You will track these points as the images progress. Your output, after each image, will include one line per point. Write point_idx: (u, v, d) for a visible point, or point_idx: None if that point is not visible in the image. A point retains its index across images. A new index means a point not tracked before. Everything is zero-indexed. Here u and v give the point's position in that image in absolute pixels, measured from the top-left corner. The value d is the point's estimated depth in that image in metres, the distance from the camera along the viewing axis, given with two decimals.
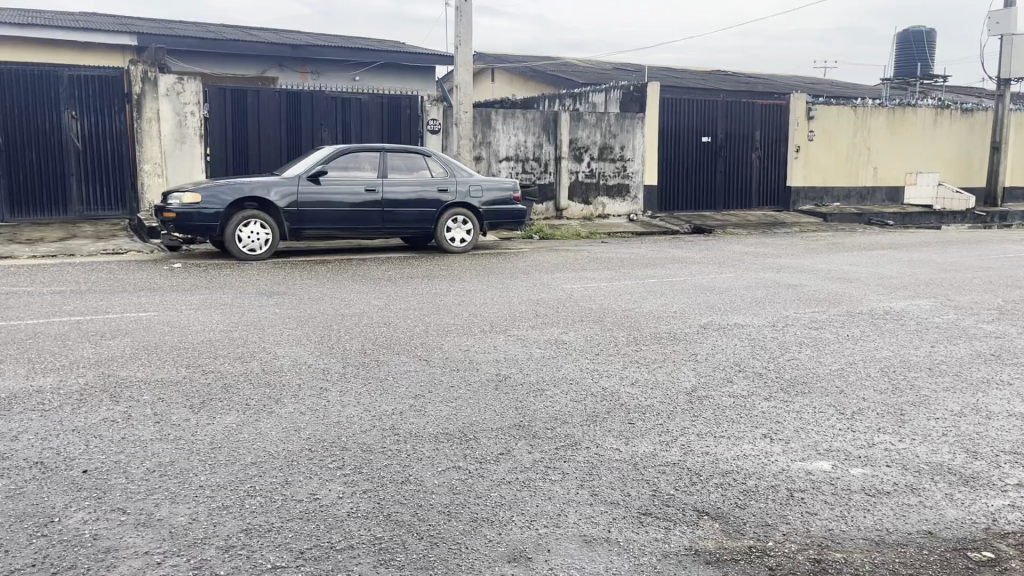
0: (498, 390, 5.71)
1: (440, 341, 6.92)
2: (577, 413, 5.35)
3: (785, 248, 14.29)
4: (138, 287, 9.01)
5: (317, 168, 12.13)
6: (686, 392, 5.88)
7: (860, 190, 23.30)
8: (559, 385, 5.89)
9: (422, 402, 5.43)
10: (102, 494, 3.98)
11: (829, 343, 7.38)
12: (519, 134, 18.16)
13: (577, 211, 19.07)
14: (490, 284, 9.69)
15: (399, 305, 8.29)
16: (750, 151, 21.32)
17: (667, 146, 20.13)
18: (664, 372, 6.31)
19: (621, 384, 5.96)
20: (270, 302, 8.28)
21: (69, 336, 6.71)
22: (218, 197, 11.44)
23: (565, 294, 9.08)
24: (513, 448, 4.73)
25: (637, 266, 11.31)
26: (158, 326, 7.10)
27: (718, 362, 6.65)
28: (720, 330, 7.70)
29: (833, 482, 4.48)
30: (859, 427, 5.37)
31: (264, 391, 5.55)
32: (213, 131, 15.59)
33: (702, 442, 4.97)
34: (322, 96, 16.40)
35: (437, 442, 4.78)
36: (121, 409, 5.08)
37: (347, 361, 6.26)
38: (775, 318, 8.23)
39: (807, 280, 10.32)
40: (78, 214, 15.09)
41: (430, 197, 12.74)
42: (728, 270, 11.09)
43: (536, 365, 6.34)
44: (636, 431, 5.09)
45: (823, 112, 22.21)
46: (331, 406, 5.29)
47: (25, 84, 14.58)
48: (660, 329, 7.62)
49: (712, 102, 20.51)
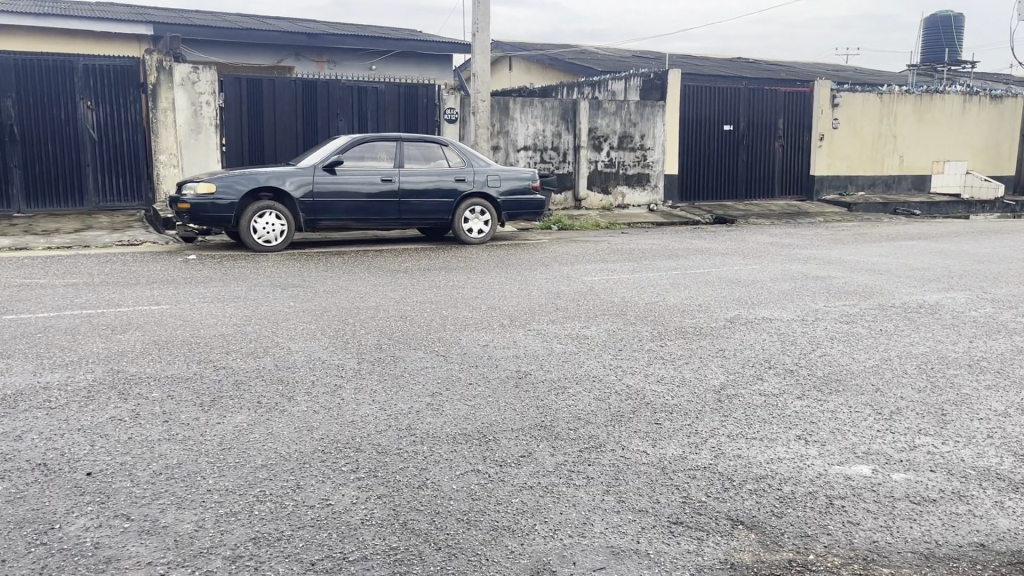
0: (517, 388, 5.49)
1: (458, 335, 6.70)
2: (600, 412, 5.12)
3: (812, 238, 13.93)
4: (151, 279, 8.85)
5: (332, 157, 11.94)
6: (715, 390, 5.64)
7: (886, 178, 22.82)
8: (582, 383, 5.65)
9: (439, 401, 5.21)
10: (106, 498, 3.81)
11: (862, 338, 7.09)
12: (537, 123, 17.90)
13: (596, 200, 18.76)
14: (509, 276, 9.46)
15: (415, 298, 8.09)
16: (773, 140, 20.92)
17: (688, 135, 19.79)
18: (691, 368, 6.06)
19: (646, 382, 5.72)
20: (284, 294, 8.11)
21: (80, 329, 6.56)
22: (232, 188, 11.27)
23: (586, 287, 8.83)
24: (534, 450, 4.52)
25: (659, 258, 11.05)
26: (170, 320, 6.93)
27: (747, 359, 6.38)
28: (747, 324, 7.43)
29: (875, 488, 4.23)
30: (899, 428, 5.11)
31: (276, 388, 5.36)
32: (228, 121, 15.43)
33: (733, 445, 4.73)
34: (338, 85, 16.20)
35: (455, 444, 4.57)
36: (129, 407, 4.92)
37: (362, 357, 6.06)
38: (804, 311, 7.94)
39: (835, 272, 10.01)
40: (94, 205, 15.02)
41: (446, 187, 12.51)
42: (754, 262, 10.81)
43: (558, 361, 6.12)
44: (664, 432, 4.86)
45: (848, 99, 21.73)
46: (346, 404, 5.10)
47: (40, 75, 14.49)
48: (685, 323, 7.36)
49: (734, 90, 20.11)
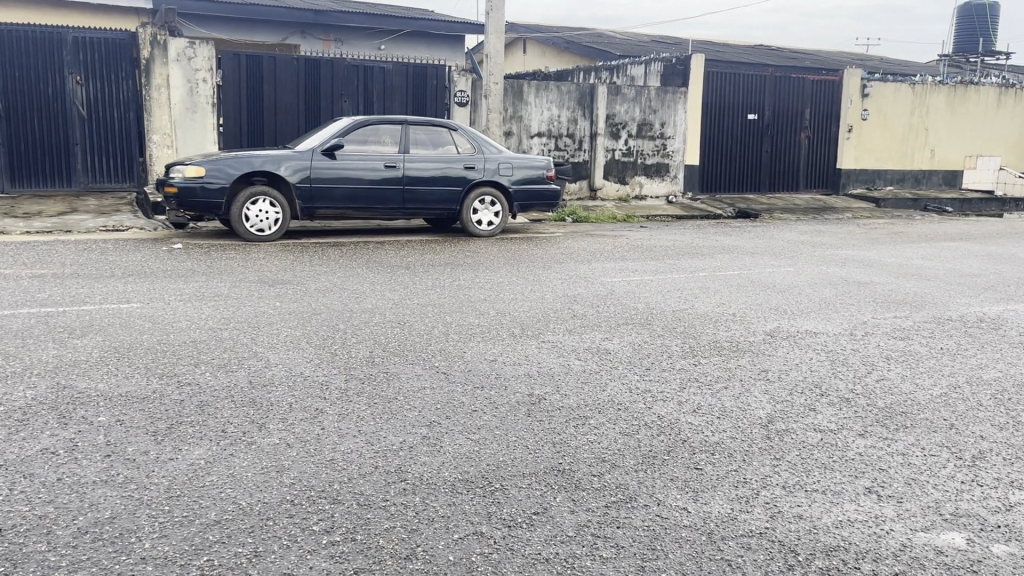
0: (531, 418, 4.68)
1: (461, 347, 5.88)
2: (629, 452, 4.31)
3: (845, 237, 12.98)
4: (128, 272, 8.04)
5: (332, 140, 11.09)
6: (761, 423, 4.83)
7: (915, 172, 21.79)
8: (606, 412, 4.82)
9: (437, 434, 4.39)
10: (11, 569, 3.01)
11: (922, 358, 6.22)
12: (552, 108, 17.00)
13: (612, 191, 17.85)
14: (521, 275, 8.62)
15: (416, 300, 7.25)
16: (800, 131, 19.97)
17: (710, 124, 18.87)
18: (731, 395, 5.23)
19: (680, 412, 4.90)
20: (270, 293, 7.29)
21: (33, 332, 5.77)
22: (223, 171, 10.46)
23: (606, 289, 7.99)
24: (551, 506, 3.71)
25: (683, 256, 10.18)
26: (138, 323, 6.12)
27: (794, 384, 5.54)
28: (790, 339, 6.57)
29: (974, 567, 3.40)
30: (987, 479, 4.26)
31: (246, 413, 4.55)
32: (226, 99, 14.59)
33: (791, 500, 3.92)
34: (343, 64, 15.34)
35: (454, 494, 3.75)
36: (66, 437, 4.12)
37: (348, 373, 5.23)
38: (852, 324, 7.07)
39: (879, 277, 9.12)
40: (83, 186, 14.24)
41: (455, 175, 11.67)
42: (786, 263, 9.95)
43: (577, 383, 5.27)
44: (706, 482, 4.06)
45: (878, 89, 20.71)
46: (326, 436, 4.29)
47: (27, 47, 13.71)
48: (718, 337, 6.51)
49: (760, 77, 19.17)
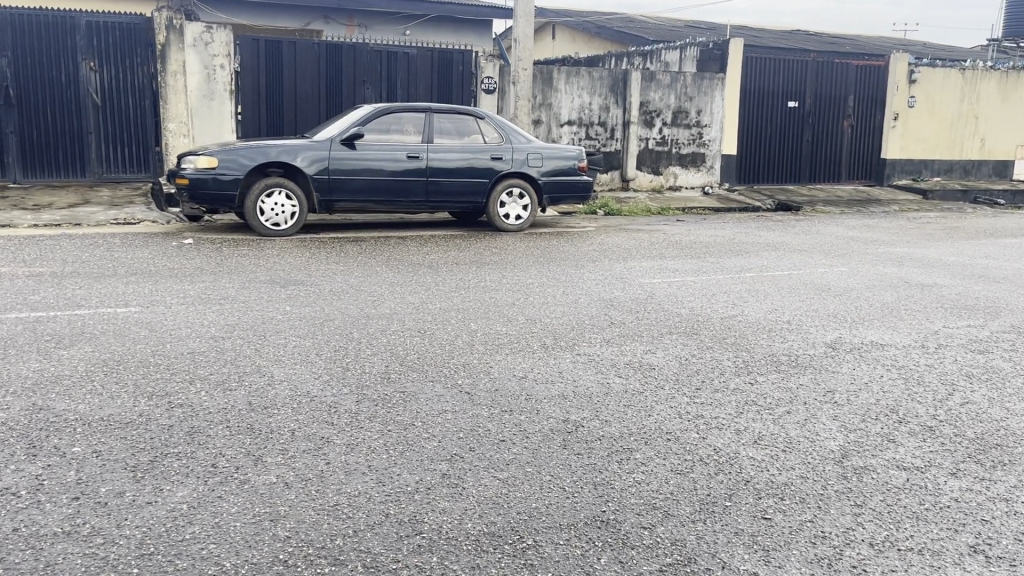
0: (567, 451, 4.05)
1: (487, 361, 5.26)
2: (682, 496, 3.69)
3: (898, 233, 12.14)
4: (132, 270, 7.50)
5: (352, 129, 10.50)
6: (834, 459, 4.17)
7: (964, 163, 20.77)
8: (653, 445, 4.19)
9: (460, 471, 3.79)
10: None
11: (1009, 376, 5.49)
12: (583, 95, 16.28)
13: (645, 181, 17.10)
14: (553, 276, 7.96)
15: (439, 304, 6.65)
16: (842, 119, 19.05)
17: (749, 112, 18.01)
18: (796, 423, 4.58)
19: (740, 445, 4.27)
20: (282, 296, 6.72)
21: (17, 341, 5.24)
22: (237, 161, 9.92)
23: (646, 293, 7.32)
24: (595, 570, 3.07)
25: (726, 254, 9.47)
26: (134, 330, 5.58)
27: (865, 408, 4.86)
28: (854, 353, 5.88)
29: None
30: None
31: (242, 442, 3.98)
32: (245, 87, 14.07)
33: (883, 563, 3.26)
34: (365, 49, 14.75)
35: (479, 555, 3.13)
36: (32, 473, 3.57)
37: (360, 394, 4.63)
38: (922, 335, 6.35)
39: (943, 279, 8.36)
40: (97, 176, 13.79)
41: (481, 166, 11.04)
42: (838, 262, 9.20)
43: (618, 407, 4.64)
44: (778, 537, 3.41)
45: (926, 75, 19.70)
46: (331, 474, 3.70)
47: (40, 33, 13.28)
48: (774, 350, 5.83)
49: (801, 62, 18.28)
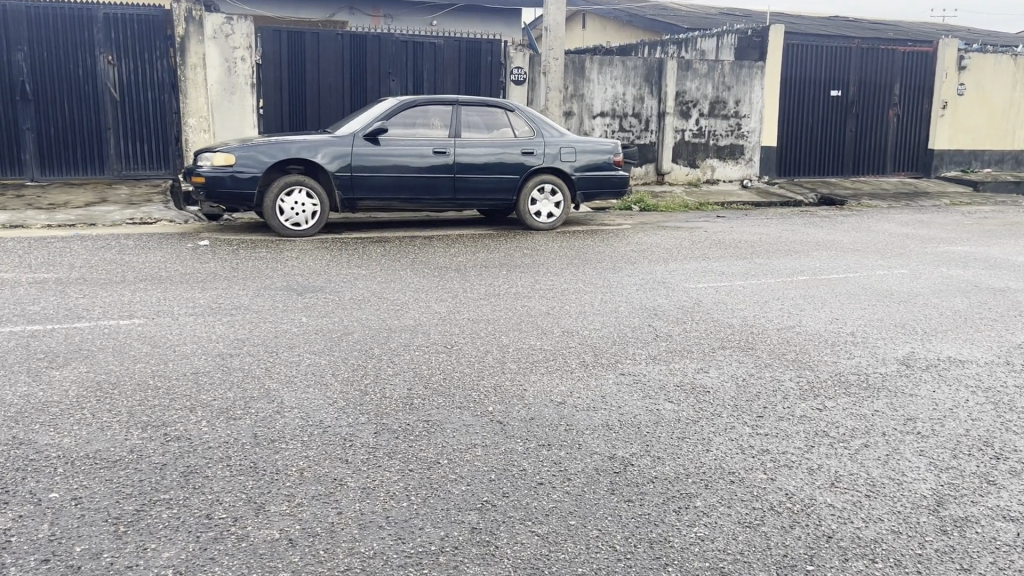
0: (617, 499, 3.48)
1: (520, 383, 4.71)
2: (755, 558, 3.11)
3: (956, 229, 11.35)
4: (142, 276, 7.06)
5: (376, 124, 9.99)
6: (929, 507, 3.56)
7: (1016, 153, 19.80)
8: (717, 490, 3.61)
9: (492, 525, 3.24)
10: None
11: None
12: (616, 86, 15.64)
13: (681, 175, 16.42)
14: (588, 280, 7.38)
15: (467, 314, 6.11)
16: (888, 109, 18.18)
17: (790, 101, 17.24)
18: (879, 460, 3.99)
19: (816, 488, 3.68)
20: (299, 305, 6.23)
21: (7, 360, 4.80)
22: (256, 158, 9.46)
23: (692, 299, 6.73)
24: None
25: (774, 255, 8.81)
26: (135, 346, 5.11)
27: (954, 441, 4.23)
28: (931, 370, 5.25)
29: None
30: None
31: (244, 486, 3.48)
32: (267, 80, 13.67)
33: None
34: (390, 40, 14.24)
35: None
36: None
37: (379, 424, 4.11)
38: (1004, 349, 5.68)
39: (1016, 282, 7.65)
40: (117, 173, 13.45)
41: (512, 161, 10.48)
42: (895, 263, 8.52)
43: (671, 439, 4.08)
44: None
45: (976, 61, 18.74)
46: (343, 529, 3.18)
47: (57, 27, 12.94)
48: (841, 368, 5.21)
49: (844, 49, 17.47)
